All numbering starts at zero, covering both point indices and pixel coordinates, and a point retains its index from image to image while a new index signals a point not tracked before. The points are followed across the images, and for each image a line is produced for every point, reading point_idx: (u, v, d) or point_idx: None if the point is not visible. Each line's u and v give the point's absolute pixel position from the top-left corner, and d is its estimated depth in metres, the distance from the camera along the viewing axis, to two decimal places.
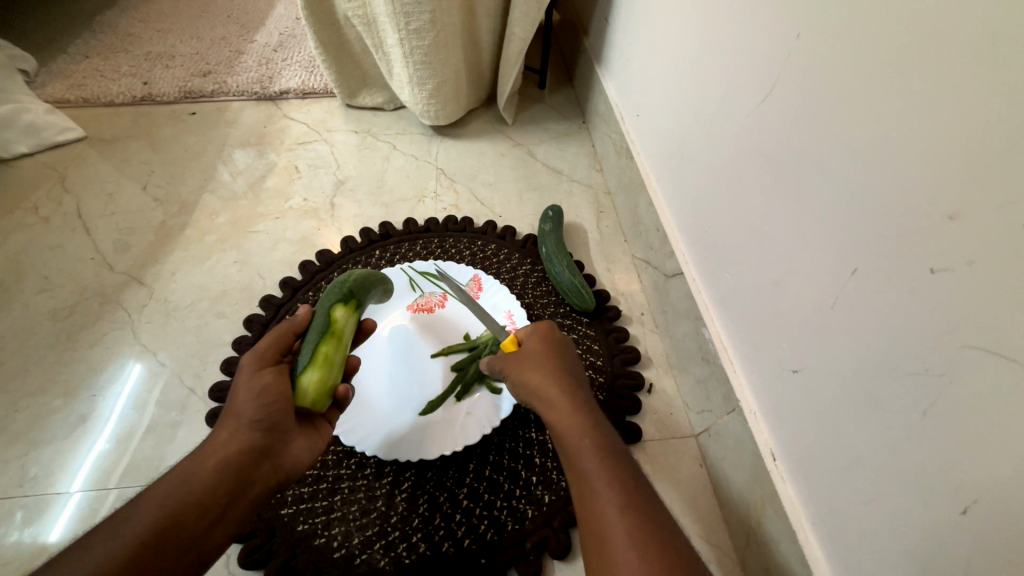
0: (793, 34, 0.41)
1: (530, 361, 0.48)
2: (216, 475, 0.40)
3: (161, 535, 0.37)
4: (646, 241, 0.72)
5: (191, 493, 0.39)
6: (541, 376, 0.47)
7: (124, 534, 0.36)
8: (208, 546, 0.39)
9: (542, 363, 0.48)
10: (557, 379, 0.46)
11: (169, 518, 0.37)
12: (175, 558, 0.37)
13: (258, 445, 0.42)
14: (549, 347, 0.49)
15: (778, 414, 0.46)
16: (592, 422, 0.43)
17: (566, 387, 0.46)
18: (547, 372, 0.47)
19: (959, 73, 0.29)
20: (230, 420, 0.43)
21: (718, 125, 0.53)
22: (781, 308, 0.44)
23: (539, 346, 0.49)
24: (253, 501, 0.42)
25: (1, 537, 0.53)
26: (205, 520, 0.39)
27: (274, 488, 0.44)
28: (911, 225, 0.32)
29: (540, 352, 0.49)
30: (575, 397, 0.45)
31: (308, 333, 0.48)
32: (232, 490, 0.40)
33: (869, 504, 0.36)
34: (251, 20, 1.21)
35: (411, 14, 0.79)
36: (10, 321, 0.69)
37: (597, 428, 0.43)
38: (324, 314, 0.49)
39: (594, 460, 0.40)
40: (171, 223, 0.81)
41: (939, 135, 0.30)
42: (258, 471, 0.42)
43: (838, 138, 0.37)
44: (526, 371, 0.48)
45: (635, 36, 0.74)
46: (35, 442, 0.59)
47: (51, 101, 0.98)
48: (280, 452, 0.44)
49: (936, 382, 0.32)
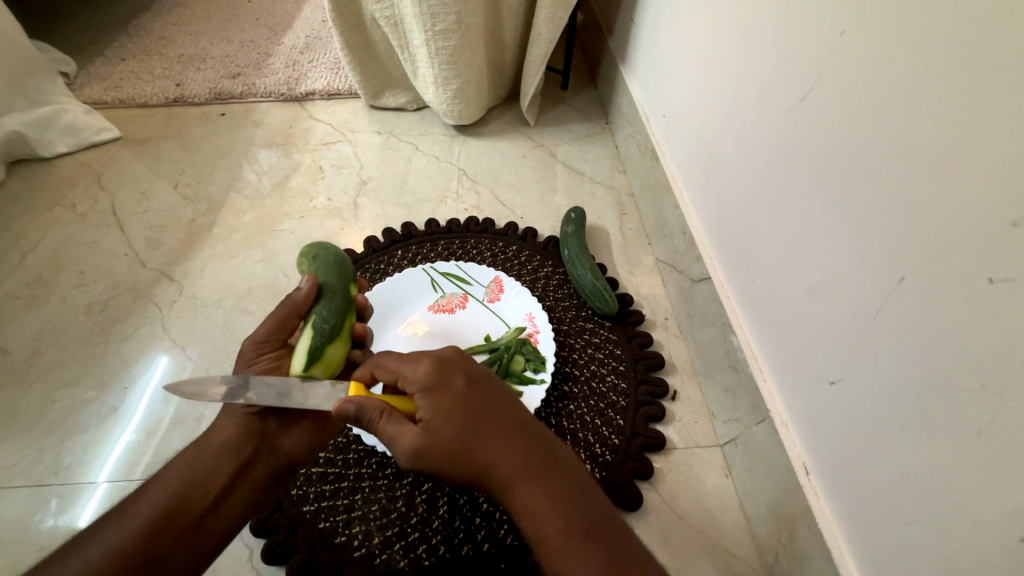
0: (835, 31, 0.39)
1: (439, 416, 0.37)
2: (217, 458, 0.43)
3: (168, 516, 0.40)
4: (671, 244, 0.70)
5: (195, 477, 0.42)
6: (456, 441, 0.36)
7: (135, 516, 0.39)
8: (216, 526, 0.41)
9: (455, 417, 0.37)
10: (488, 438, 0.36)
11: (174, 500, 0.40)
12: (184, 538, 0.40)
13: (252, 429, 0.45)
14: (458, 390, 0.38)
15: (813, 427, 0.44)
16: (534, 459, 0.36)
17: (484, 420, 0.37)
18: (462, 433, 0.36)
19: (1011, 73, 0.28)
20: (226, 409, 0.46)
21: (751, 125, 0.51)
22: (817, 315, 0.43)
23: (442, 391, 0.38)
24: (257, 485, 0.45)
25: (37, 523, 0.55)
26: (209, 501, 0.41)
27: (279, 474, 0.47)
28: (966, 231, 0.31)
29: (445, 400, 0.37)
30: (520, 458, 0.35)
31: (324, 305, 0.47)
32: (235, 472, 0.43)
33: (911, 524, 0.35)
34: (279, 23, 1.24)
35: (437, 15, 0.80)
36: (48, 314, 0.72)
37: (538, 464, 0.35)
38: (341, 288, 0.49)
39: (550, 510, 0.34)
40: (200, 221, 0.83)
41: (997, 137, 0.29)
42: (257, 453, 0.45)
43: (884, 140, 0.36)
44: (434, 410, 0.37)
45: (662, 36, 0.72)
46: (69, 430, 0.61)
47: (90, 102, 1.02)
48: (277, 433, 0.46)
49: (995, 400, 0.30)
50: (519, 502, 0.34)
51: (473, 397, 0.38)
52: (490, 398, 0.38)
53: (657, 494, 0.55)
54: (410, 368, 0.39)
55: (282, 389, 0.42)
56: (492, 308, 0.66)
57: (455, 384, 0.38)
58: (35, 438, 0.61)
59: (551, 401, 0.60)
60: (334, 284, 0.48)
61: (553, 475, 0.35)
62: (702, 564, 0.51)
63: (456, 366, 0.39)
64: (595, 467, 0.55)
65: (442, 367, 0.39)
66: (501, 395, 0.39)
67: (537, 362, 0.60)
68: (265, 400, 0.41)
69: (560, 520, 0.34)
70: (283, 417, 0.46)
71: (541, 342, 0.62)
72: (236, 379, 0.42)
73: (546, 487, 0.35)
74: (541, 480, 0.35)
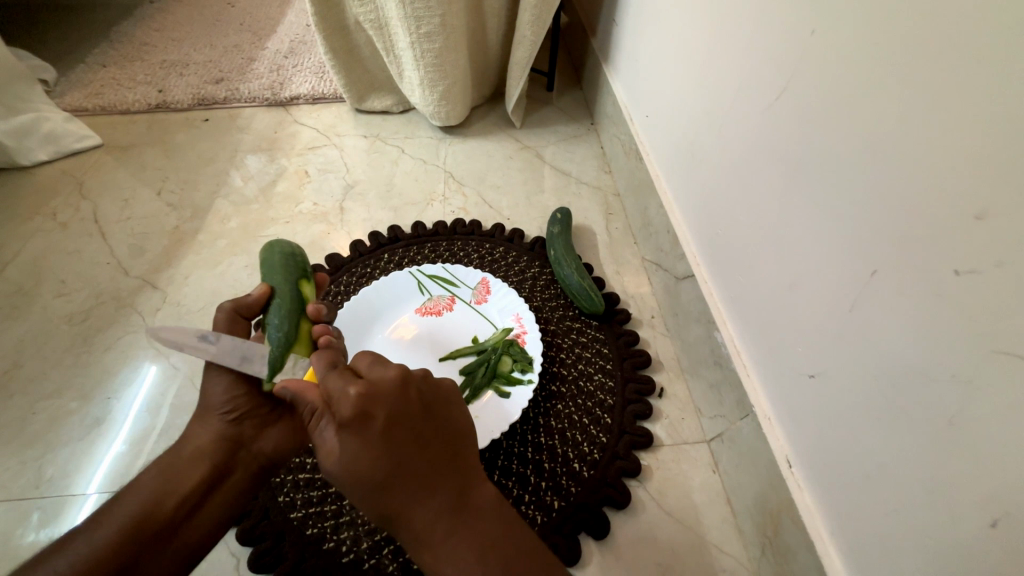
0: (807, 30, 0.40)
1: (353, 456, 0.35)
2: (193, 465, 0.43)
3: (139, 526, 0.39)
4: (657, 242, 0.71)
5: (168, 485, 0.41)
6: (370, 488, 0.35)
7: (104, 527, 0.39)
8: (191, 535, 0.41)
9: (371, 461, 0.35)
10: (401, 488, 0.35)
11: (145, 510, 0.40)
12: (157, 547, 0.39)
13: (226, 435, 0.45)
14: (376, 431, 0.35)
15: (794, 420, 0.45)
16: (450, 500, 0.36)
17: (403, 461, 0.35)
18: (377, 481, 0.34)
19: (968, 70, 0.29)
20: (201, 415, 0.45)
21: (729, 123, 0.52)
22: (797, 312, 0.43)
23: (361, 428, 0.35)
24: (235, 490, 0.44)
25: (19, 538, 0.54)
26: (182, 510, 0.41)
27: (259, 478, 0.46)
28: (935, 225, 0.31)
29: (362, 441, 0.35)
30: (434, 509, 0.35)
31: (275, 310, 0.45)
32: (210, 479, 0.43)
33: (890, 515, 0.35)
34: (264, 28, 1.23)
35: (422, 18, 0.80)
36: (29, 324, 0.71)
37: (450, 509, 0.35)
38: (292, 289, 0.47)
39: (463, 554, 0.34)
40: (184, 228, 0.82)
41: (960, 131, 0.30)
42: (232, 460, 0.44)
43: (855, 137, 0.36)
44: (348, 446, 0.35)
45: (644, 36, 0.73)
46: (51, 443, 0.60)
47: (70, 109, 1.00)
48: (254, 439, 0.46)
49: (963, 389, 0.30)
50: (429, 554, 0.35)
51: (395, 440, 0.35)
52: (413, 438, 0.36)
53: (646, 491, 0.55)
54: (337, 393, 0.36)
55: (245, 352, 0.44)
56: (479, 309, 0.67)
57: (375, 422, 0.35)
58: (16, 451, 0.60)
59: (539, 402, 0.60)
60: (284, 287, 0.47)
61: (466, 528, 0.35)
62: (692, 561, 0.51)
63: (381, 399, 0.36)
64: (583, 465, 0.55)
65: (368, 398, 0.36)
66: (426, 434, 0.37)
67: (524, 362, 0.60)
68: (226, 361, 0.43)
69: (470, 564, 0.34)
70: (260, 421, 0.46)
71: (529, 342, 0.62)
72: (210, 333, 0.43)
73: (459, 537, 0.35)
74: (452, 534, 0.35)
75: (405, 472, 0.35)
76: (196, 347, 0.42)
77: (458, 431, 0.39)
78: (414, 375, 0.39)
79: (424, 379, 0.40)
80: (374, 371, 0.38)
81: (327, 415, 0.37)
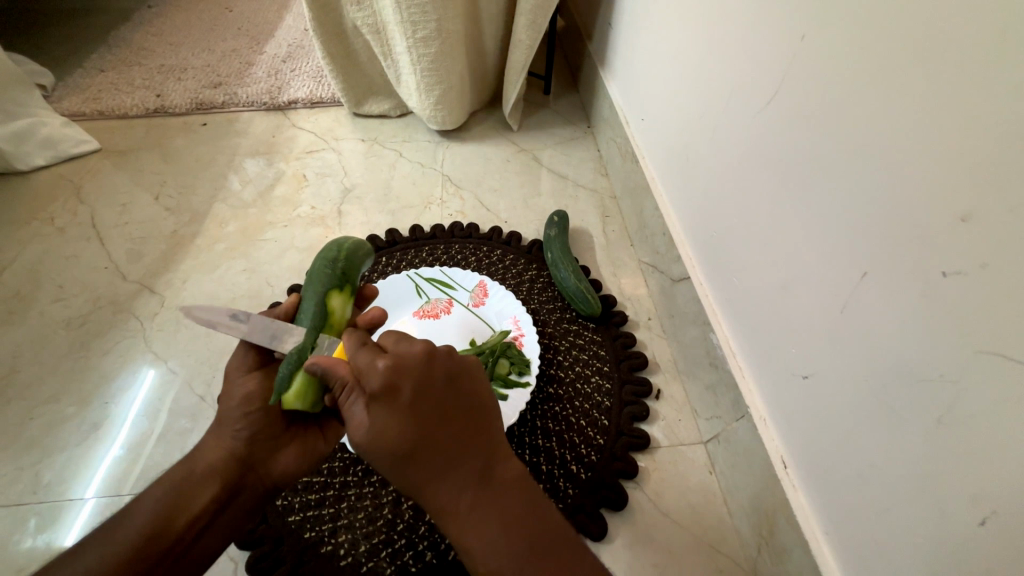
0: (798, 36, 0.41)
1: (382, 429, 0.35)
2: (203, 480, 0.43)
3: (150, 540, 0.40)
4: (653, 245, 0.71)
5: (178, 498, 0.42)
6: (398, 460, 0.35)
7: (115, 542, 0.39)
8: (198, 550, 0.42)
9: (399, 432, 0.35)
10: (427, 462, 0.35)
11: (157, 524, 0.40)
12: (166, 562, 0.40)
13: (238, 452, 0.44)
14: (404, 403, 0.35)
15: (788, 420, 0.45)
16: (476, 474, 0.35)
17: (431, 433, 0.35)
18: (406, 451, 0.35)
19: (952, 78, 0.30)
20: (214, 430, 0.45)
21: (722, 127, 0.53)
22: (790, 313, 0.44)
23: (389, 401, 0.35)
24: (242, 507, 0.45)
25: (15, 544, 0.54)
26: (193, 526, 0.41)
27: (265, 496, 0.46)
28: (923, 226, 0.32)
29: (391, 413, 0.35)
30: (460, 481, 0.35)
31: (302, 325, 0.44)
32: (221, 497, 0.43)
33: (882, 513, 0.36)
34: (262, 32, 1.24)
35: (417, 23, 0.80)
36: (25, 329, 0.70)
37: (473, 485, 0.35)
38: (321, 302, 0.45)
39: (490, 528, 0.34)
40: (182, 233, 0.82)
41: (942, 138, 0.30)
42: (244, 478, 0.44)
43: (844, 142, 0.37)
44: (378, 418, 0.35)
45: (638, 40, 0.74)
46: (49, 448, 0.60)
47: (68, 114, 1.00)
48: (264, 460, 0.45)
49: (951, 388, 0.31)
50: (457, 527, 0.35)
51: (422, 413, 0.35)
52: (440, 410, 0.36)
53: (643, 493, 0.55)
54: (365, 367, 0.36)
55: (276, 331, 0.44)
56: (476, 312, 0.67)
57: (403, 395, 0.35)
58: (14, 456, 0.60)
59: (537, 404, 0.60)
60: (313, 301, 0.45)
61: (493, 501, 0.35)
62: (689, 561, 0.51)
63: (409, 373, 0.36)
64: (582, 467, 0.56)
65: (394, 371, 0.36)
66: (451, 408, 0.37)
67: (521, 365, 0.61)
68: (258, 338, 0.43)
69: (496, 538, 0.34)
70: (270, 441, 0.46)
71: (526, 345, 0.63)
72: (240, 312, 0.44)
73: (485, 511, 0.35)
74: (478, 510, 0.35)
75: (430, 444, 0.35)
76: (229, 325, 0.43)
77: (485, 406, 0.39)
78: (440, 349, 0.39)
79: (449, 354, 0.39)
80: (400, 347, 0.38)
81: (356, 391, 0.37)
